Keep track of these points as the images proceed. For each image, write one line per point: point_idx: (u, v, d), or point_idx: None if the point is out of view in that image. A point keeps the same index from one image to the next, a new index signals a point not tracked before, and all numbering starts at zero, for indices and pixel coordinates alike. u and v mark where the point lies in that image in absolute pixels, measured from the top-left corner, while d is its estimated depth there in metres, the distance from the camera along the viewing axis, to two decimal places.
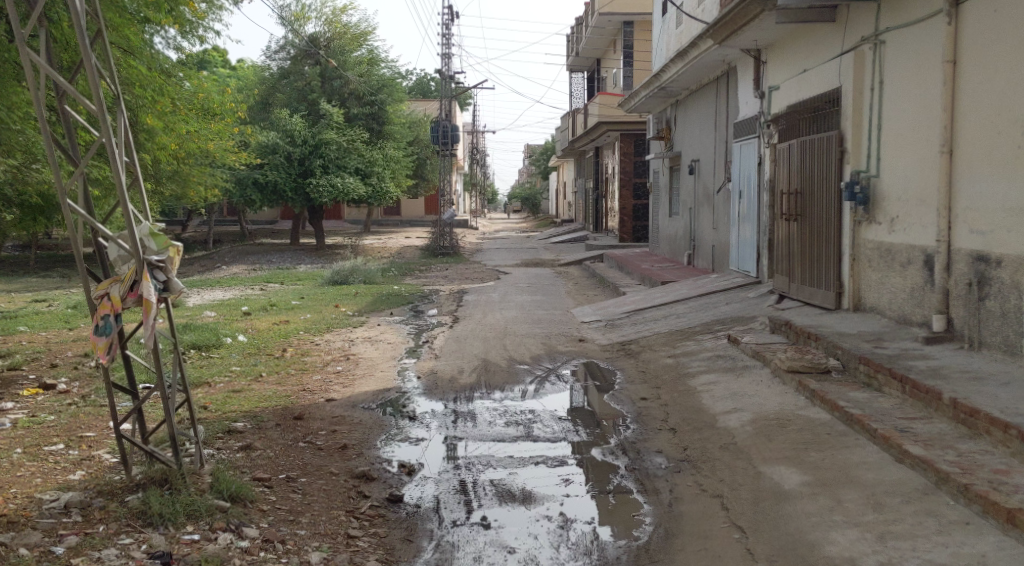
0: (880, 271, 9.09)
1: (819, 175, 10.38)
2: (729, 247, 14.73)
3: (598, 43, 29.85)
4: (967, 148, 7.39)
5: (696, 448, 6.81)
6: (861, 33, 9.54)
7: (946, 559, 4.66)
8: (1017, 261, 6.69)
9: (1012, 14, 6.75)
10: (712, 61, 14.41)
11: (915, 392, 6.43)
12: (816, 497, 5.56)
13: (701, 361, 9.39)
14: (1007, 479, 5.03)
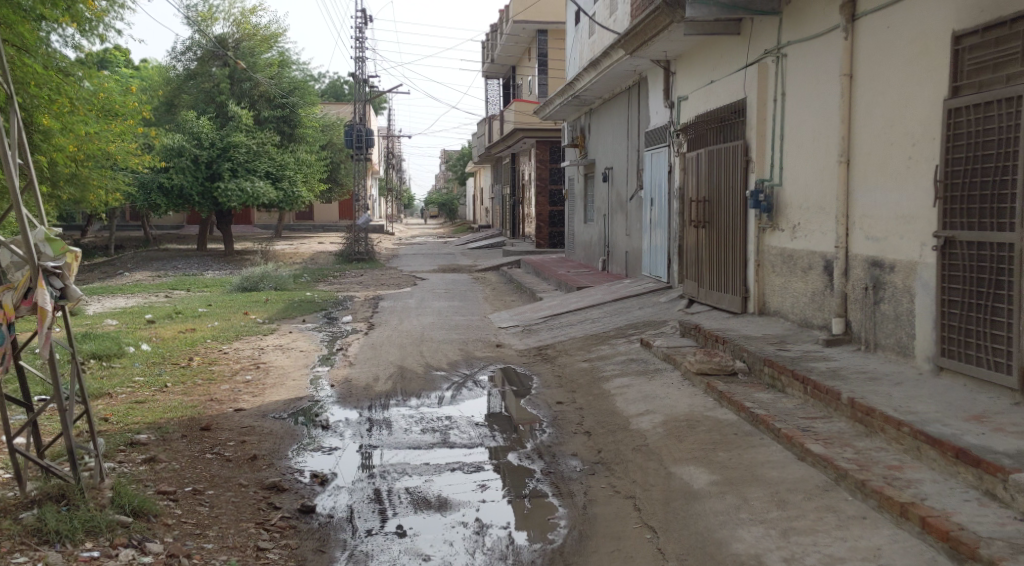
0: (783, 276, 9.39)
1: (726, 184, 10.68)
2: (642, 253, 15.01)
3: (513, 51, 30.11)
4: (863, 158, 7.70)
5: (610, 451, 6.92)
6: (765, 46, 9.85)
7: (844, 552, 4.83)
8: (909, 266, 6.99)
9: (903, 31, 7.07)
10: (624, 71, 14.68)
11: (816, 392, 6.66)
12: (723, 496, 5.72)
13: (615, 365, 9.54)
14: (900, 474, 5.24)
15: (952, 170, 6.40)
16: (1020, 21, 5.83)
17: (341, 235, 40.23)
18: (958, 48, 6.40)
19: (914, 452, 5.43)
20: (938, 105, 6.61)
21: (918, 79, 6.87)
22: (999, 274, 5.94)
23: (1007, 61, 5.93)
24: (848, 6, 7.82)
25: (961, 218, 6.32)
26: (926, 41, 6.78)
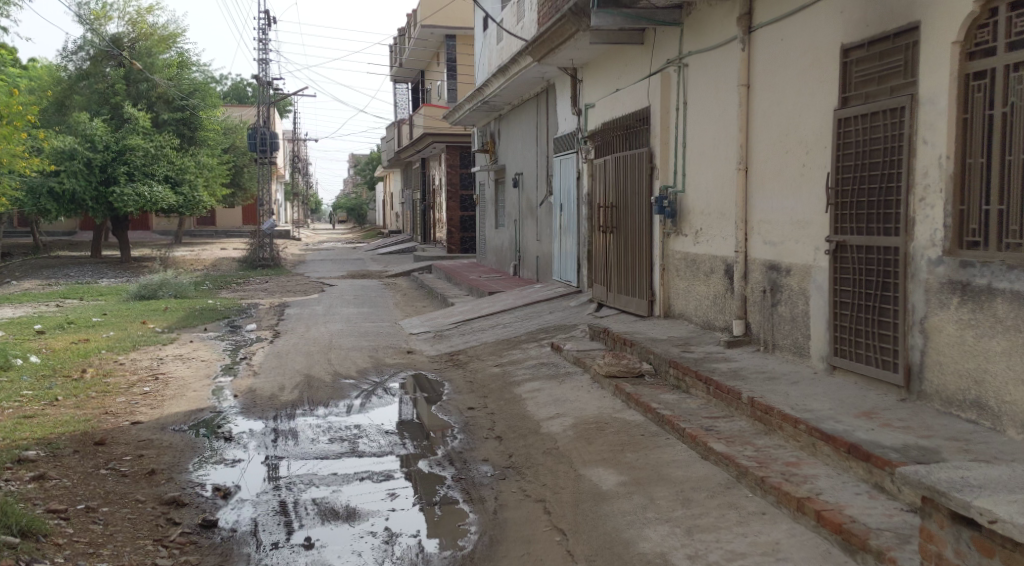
0: (686, 279, 9.61)
1: (631, 190, 10.87)
2: (552, 258, 15.16)
3: (421, 56, 30.11)
4: (760, 166, 7.93)
5: (521, 455, 6.96)
6: (667, 56, 10.06)
7: (745, 547, 4.93)
8: (804, 269, 7.23)
9: (796, 43, 7.32)
10: (531, 78, 14.81)
11: (718, 392, 6.83)
12: (630, 496, 5.81)
13: (526, 369, 9.61)
14: (797, 470, 5.40)
15: (843, 177, 6.64)
16: (901, 36, 6.08)
17: (243, 240, 39.47)
18: (847, 60, 6.65)
19: (810, 448, 5.61)
20: (829, 115, 6.85)
21: (811, 90, 7.12)
22: (885, 277, 6.19)
23: (891, 74, 6.18)
24: (745, 18, 8.05)
25: (851, 224, 6.57)
26: (817, 53, 7.03)
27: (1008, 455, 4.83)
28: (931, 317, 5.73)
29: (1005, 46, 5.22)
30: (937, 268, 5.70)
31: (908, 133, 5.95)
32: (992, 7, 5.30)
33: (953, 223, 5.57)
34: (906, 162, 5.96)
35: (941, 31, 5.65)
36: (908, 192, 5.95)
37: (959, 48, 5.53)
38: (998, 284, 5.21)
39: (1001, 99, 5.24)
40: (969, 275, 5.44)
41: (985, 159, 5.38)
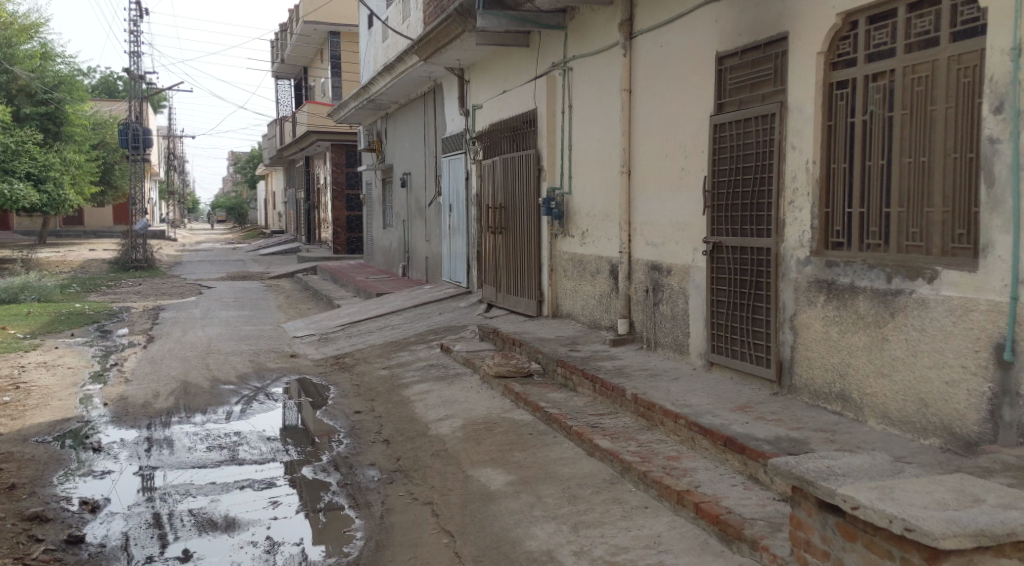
0: (573, 280, 9.71)
1: (519, 191, 10.93)
2: (441, 258, 15.11)
3: (304, 53, 29.57)
4: (642, 169, 8.07)
5: (408, 458, 6.88)
6: (552, 59, 10.14)
7: (628, 541, 4.93)
8: (684, 269, 7.39)
9: (674, 50, 7.48)
10: (417, 78, 14.73)
11: (604, 390, 6.92)
12: (518, 495, 5.79)
13: (415, 370, 9.53)
14: (678, 464, 5.49)
15: (718, 181, 6.84)
16: (772, 45, 6.27)
17: (113, 241, 37.91)
18: (722, 68, 6.83)
19: (689, 442, 5.73)
20: (705, 121, 7.03)
21: (688, 96, 7.28)
22: (758, 277, 6.39)
23: (762, 82, 6.37)
24: (626, 24, 8.19)
25: (726, 225, 6.76)
26: (694, 61, 7.19)
27: (870, 443, 5.01)
28: (800, 315, 5.93)
29: (865, 57, 5.43)
30: (805, 268, 5.90)
31: (778, 139, 6.15)
32: (853, 20, 5.52)
33: (819, 224, 5.79)
34: (777, 167, 6.16)
35: (807, 42, 5.85)
36: (779, 196, 6.16)
37: (823, 58, 5.74)
38: (860, 283, 5.38)
39: (862, 107, 5.46)
40: (834, 274, 5.62)
41: (848, 164, 5.60)
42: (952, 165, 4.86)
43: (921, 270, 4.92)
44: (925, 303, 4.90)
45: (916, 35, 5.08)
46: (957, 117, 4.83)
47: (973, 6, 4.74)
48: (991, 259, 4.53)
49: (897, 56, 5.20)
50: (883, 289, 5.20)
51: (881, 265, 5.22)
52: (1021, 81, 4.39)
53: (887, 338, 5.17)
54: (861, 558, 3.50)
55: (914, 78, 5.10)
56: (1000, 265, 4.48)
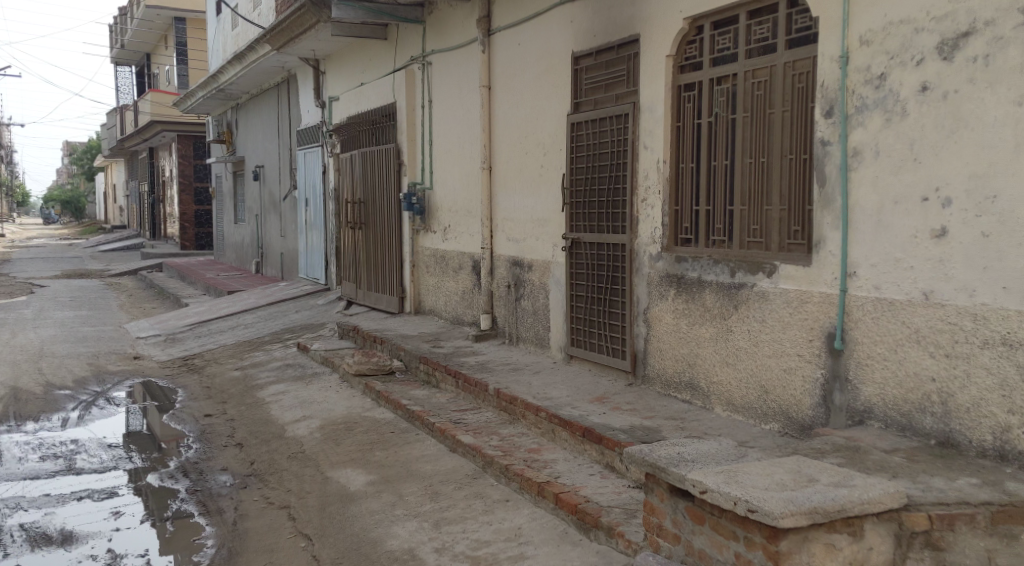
0: (435, 276, 9.71)
1: (380, 185, 10.83)
2: (298, 255, 14.80)
3: (148, 38, 28.30)
4: (503, 165, 8.15)
5: (264, 461, 6.68)
6: (410, 53, 10.08)
7: (490, 535, 4.92)
8: (544, 265, 7.51)
9: (532, 49, 7.59)
10: (269, 68, 14.34)
11: (466, 385, 6.96)
12: (379, 495, 5.70)
13: (270, 371, 9.29)
14: (538, 457, 5.58)
15: (576, 178, 7.00)
16: (624, 47, 6.45)
17: None
18: (577, 67, 6.98)
19: (550, 434, 5.83)
20: (562, 119, 7.17)
21: (546, 94, 7.40)
22: (614, 272, 6.58)
23: (615, 82, 6.55)
24: (484, 20, 8.23)
25: (584, 222, 6.94)
26: (550, 59, 7.32)
27: (718, 429, 5.24)
28: (652, 308, 6.13)
29: (710, 61, 5.67)
30: (656, 263, 6.10)
31: (631, 139, 6.35)
32: (699, 25, 5.76)
33: (670, 222, 6.01)
34: (630, 165, 6.36)
35: (656, 44, 6.05)
36: (633, 193, 6.35)
37: (672, 61, 5.95)
38: (707, 277, 5.61)
39: (708, 109, 5.70)
40: (683, 269, 5.83)
41: (696, 164, 5.84)
42: (789, 166, 5.13)
43: (761, 264, 5.19)
44: (765, 295, 5.16)
45: (757, 41, 5.34)
46: (793, 121, 5.10)
47: (807, 15, 5.02)
48: (823, 253, 4.81)
49: (739, 61, 5.44)
50: (727, 283, 5.44)
51: (726, 261, 5.45)
52: (848, 87, 4.67)
53: (731, 329, 5.42)
54: (709, 540, 3.65)
55: (754, 82, 5.36)
56: (831, 259, 4.76)
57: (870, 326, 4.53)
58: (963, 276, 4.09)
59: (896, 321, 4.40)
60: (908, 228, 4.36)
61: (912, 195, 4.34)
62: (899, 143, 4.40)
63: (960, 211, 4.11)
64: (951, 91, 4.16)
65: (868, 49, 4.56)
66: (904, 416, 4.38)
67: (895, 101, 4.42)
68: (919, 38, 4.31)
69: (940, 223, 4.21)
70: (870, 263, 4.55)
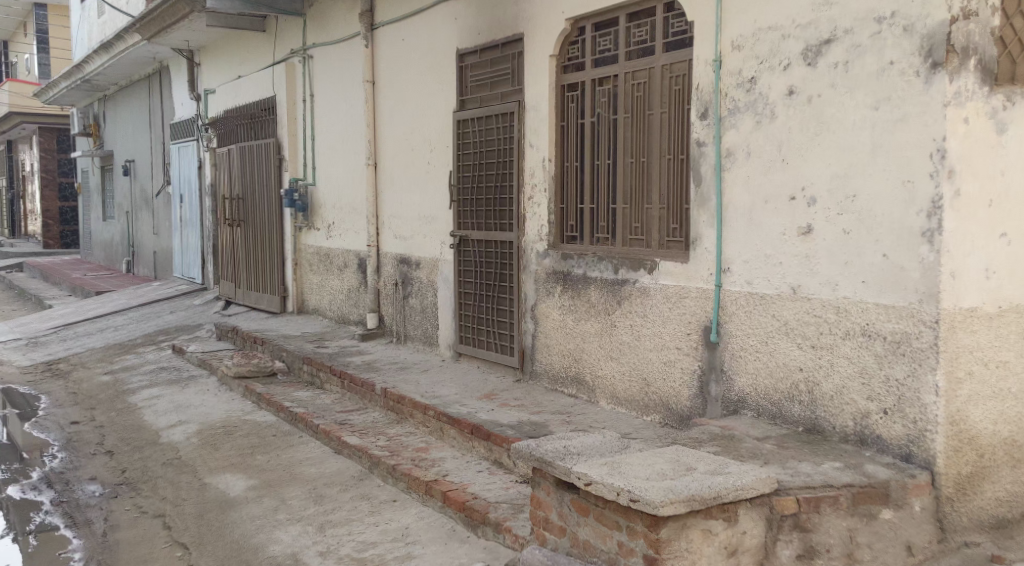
0: (319, 274, 9.63)
1: (260, 182, 10.65)
2: (172, 253, 14.39)
3: (4, 25, 26.86)
4: (388, 161, 8.13)
5: (136, 469, 6.41)
6: (290, 46, 9.93)
7: (376, 536, 4.91)
8: (431, 263, 7.55)
9: (416, 45, 7.60)
10: (139, 58, 13.87)
11: (352, 386, 6.95)
12: (260, 500, 5.55)
13: (143, 375, 9.00)
14: (426, 455, 5.63)
15: (463, 175, 7.06)
16: (508, 46, 6.54)
17: None
18: (463, 65, 7.03)
19: (437, 433, 5.88)
20: (448, 116, 7.21)
21: (431, 92, 7.42)
22: (501, 270, 6.66)
23: (500, 81, 6.64)
24: (367, 15, 8.18)
25: (471, 220, 7.00)
26: (435, 56, 7.34)
27: (602, 422, 5.39)
28: (540, 304, 6.24)
29: (592, 62, 5.80)
30: (543, 260, 6.21)
31: (517, 137, 6.44)
32: (580, 26, 5.89)
33: (555, 220, 6.14)
34: (516, 163, 6.45)
35: (540, 44, 6.15)
36: (519, 192, 6.45)
37: (556, 61, 6.07)
38: (592, 274, 5.75)
39: (591, 109, 5.84)
40: (569, 266, 5.96)
41: (580, 163, 5.98)
42: (667, 166, 5.30)
43: (642, 261, 5.36)
44: (646, 291, 5.33)
45: (635, 43, 5.50)
46: (670, 122, 5.29)
47: (682, 20, 5.20)
48: (699, 251, 5.01)
49: (619, 62, 5.59)
50: (610, 280, 5.59)
51: (609, 258, 5.61)
52: (721, 90, 4.87)
53: (615, 324, 5.58)
54: (593, 531, 3.77)
55: (634, 83, 5.51)
56: (706, 257, 4.96)
57: (743, 319, 4.75)
58: (827, 271, 4.32)
59: (767, 314, 4.62)
60: (777, 226, 4.58)
61: (781, 194, 4.55)
62: (769, 145, 4.61)
63: (824, 210, 4.34)
64: (815, 95, 4.38)
65: (739, 54, 4.76)
66: (774, 405, 4.60)
67: (765, 104, 4.63)
68: (785, 44, 4.52)
69: (807, 221, 4.43)
70: (743, 259, 4.76)
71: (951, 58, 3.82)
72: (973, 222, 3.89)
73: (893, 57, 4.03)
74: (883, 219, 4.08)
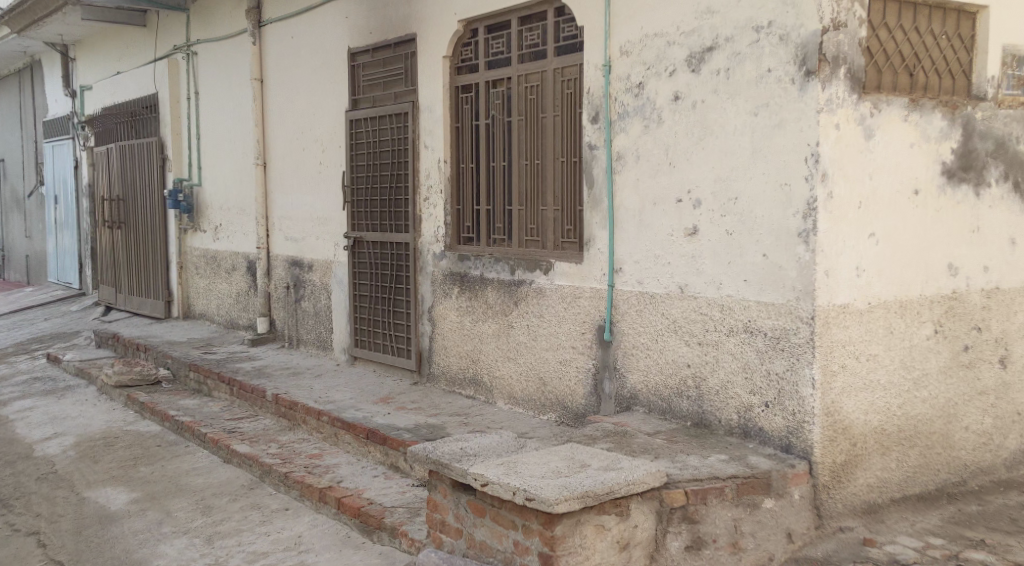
0: (206, 278, 9.43)
1: (141, 182, 10.34)
2: (46, 257, 13.82)
3: None
4: (278, 162, 8.02)
5: (7, 485, 6.10)
6: (173, 42, 9.67)
7: (267, 546, 4.83)
8: (324, 265, 7.48)
9: (305, 43, 7.51)
10: (8, 52, 13.25)
11: (243, 393, 6.83)
12: (144, 513, 5.37)
13: (16, 386, 8.61)
14: (320, 462, 5.59)
15: (357, 177, 7.02)
16: (401, 46, 6.54)
17: None
18: (354, 65, 6.99)
19: (332, 438, 5.85)
20: (340, 116, 7.15)
21: (322, 91, 7.35)
22: (397, 272, 6.66)
23: (393, 81, 6.63)
24: (254, 11, 8.03)
25: (366, 221, 6.97)
26: (325, 55, 7.28)
27: (499, 422, 5.47)
28: (437, 306, 6.27)
29: (485, 64, 5.86)
30: (439, 262, 6.24)
31: (411, 138, 6.44)
32: (473, 28, 5.93)
33: (451, 221, 6.17)
34: (411, 164, 6.46)
35: (432, 45, 6.17)
36: (415, 193, 6.45)
37: (449, 62, 6.10)
38: (488, 275, 5.81)
39: (485, 111, 5.89)
40: (465, 267, 6.01)
41: (475, 164, 6.02)
42: (560, 168, 5.40)
43: (538, 262, 5.44)
44: (542, 292, 5.42)
45: (527, 47, 5.58)
46: (562, 125, 5.39)
47: (573, 24, 5.30)
48: (593, 252, 5.12)
49: (512, 65, 5.66)
50: (507, 280, 5.66)
51: (505, 259, 5.67)
52: (611, 95, 4.99)
53: (512, 325, 5.65)
54: (489, 531, 3.83)
55: (527, 86, 5.59)
56: (599, 257, 5.08)
57: (634, 318, 4.88)
58: (713, 270, 4.49)
59: (657, 313, 4.76)
60: (665, 227, 4.72)
61: (669, 196, 4.70)
62: (657, 148, 4.75)
63: (709, 211, 4.50)
64: (699, 100, 4.54)
65: (627, 59, 4.89)
66: (665, 401, 4.75)
67: (652, 109, 4.77)
68: (670, 51, 4.66)
69: (693, 222, 4.58)
70: (633, 260, 4.89)
71: (823, 67, 4.00)
72: (843, 223, 4.09)
73: (770, 65, 4.20)
74: (763, 220, 4.25)
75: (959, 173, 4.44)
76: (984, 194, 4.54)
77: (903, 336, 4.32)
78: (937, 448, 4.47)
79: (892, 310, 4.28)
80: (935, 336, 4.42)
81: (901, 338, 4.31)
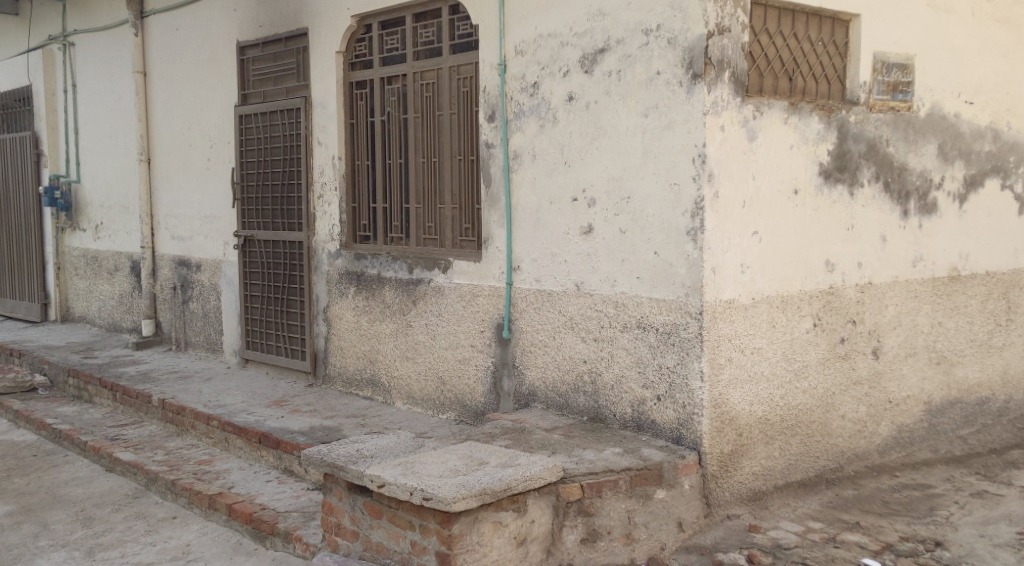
0: (86, 279, 9.07)
1: (14, 179, 9.86)
2: None
3: None
4: (163, 158, 7.77)
5: None
6: (47, 32, 9.25)
7: (153, 555, 4.68)
8: (213, 265, 7.29)
9: (191, 36, 7.30)
10: None
11: (127, 398, 6.61)
12: (19, 526, 5.11)
13: None
14: (209, 468, 5.47)
15: (249, 174, 6.87)
16: (292, 40, 6.43)
17: None
18: (243, 59, 6.84)
19: (222, 443, 5.72)
20: (229, 111, 6.99)
21: (209, 86, 7.17)
22: (291, 271, 6.56)
23: (285, 76, 6.52)
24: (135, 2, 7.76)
25: (258, 220, 6.83)
26: (213, 48, 7.09)
27: (397, 422, 5.46)
28: (332, 306, 6.20)
29: (379, 61, 5.82)
30: (334, 261, 6.17)
31: (304, 134, 6.34)
32: (366, 24, 5.89)
33: (347, 219, 6.11)
34: (305, 162, 6.37)
35: (324, 41, 6.09)
36: (308, 192, 6.36)
37: (342, 58, 6.03)
38: (386, 274, 5.79)
39: (380, 109, 5.86)
40: (361, 267, 5.97)
41: (370, 162, 5.98)
42: (457, 167, 5.42)
43: (436, 261, 5.45)
44: (440, 291, 5.43)
45: (422, 44, 5.57)
46: (458, 123, 5.41)
47: (467, 23, 5.32)
48: (491, 251, 5.16)
49: (407, 62, 5.64)
50: (405, 279, 5.65)
51: (403, 258, 5.66)
52: (506, 94, 5.04)
53: (409, 324, 5.65)
54: (385, 532, 3.82)
55: (422, 84, 5.58)
56: (497, 256, 5.13)
57: (532, 316, 4.95)
58: (607, 268, 4.58)
59: (554, 310, 4.83)
60: (561, 226, 4.80)
61: (564, 196, 4.77)
62: (552, 148, 4.82)
63: (603, 211, 4.59)
64: (592, 101, 4.62)
65: (522, 59, 4.94)
66: (562, 397, 4.83)
67: (547, 109, 4.84)
68: (564, 51, 4.74)
69: (587, 221, 4.67)
70: (531, 258, 4.95)
71: (709, 71, 4.13)
72: (728, 222, 4.24)
73: (659, 67, 4.32)
74: (654, 219, 4.37)
75: (835, 173, 4.66)
76: (857, 193, 4.77)
77: (785, 330, 4.51)
78: (816, 436, 4.69)
79: (775, 304, 4.46)
80: (814, 329, 4.63)
81: (784, 331, 4.50)
